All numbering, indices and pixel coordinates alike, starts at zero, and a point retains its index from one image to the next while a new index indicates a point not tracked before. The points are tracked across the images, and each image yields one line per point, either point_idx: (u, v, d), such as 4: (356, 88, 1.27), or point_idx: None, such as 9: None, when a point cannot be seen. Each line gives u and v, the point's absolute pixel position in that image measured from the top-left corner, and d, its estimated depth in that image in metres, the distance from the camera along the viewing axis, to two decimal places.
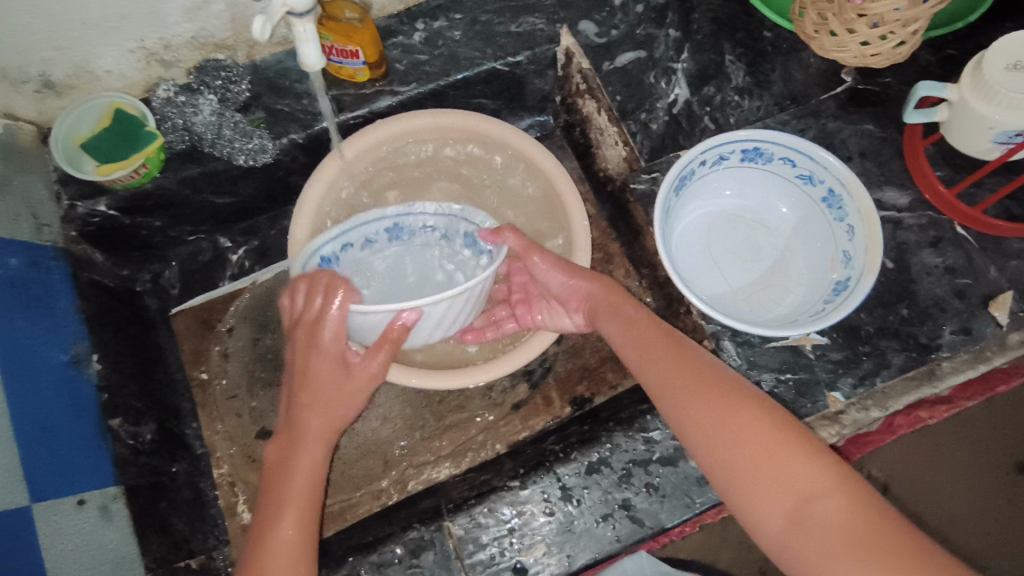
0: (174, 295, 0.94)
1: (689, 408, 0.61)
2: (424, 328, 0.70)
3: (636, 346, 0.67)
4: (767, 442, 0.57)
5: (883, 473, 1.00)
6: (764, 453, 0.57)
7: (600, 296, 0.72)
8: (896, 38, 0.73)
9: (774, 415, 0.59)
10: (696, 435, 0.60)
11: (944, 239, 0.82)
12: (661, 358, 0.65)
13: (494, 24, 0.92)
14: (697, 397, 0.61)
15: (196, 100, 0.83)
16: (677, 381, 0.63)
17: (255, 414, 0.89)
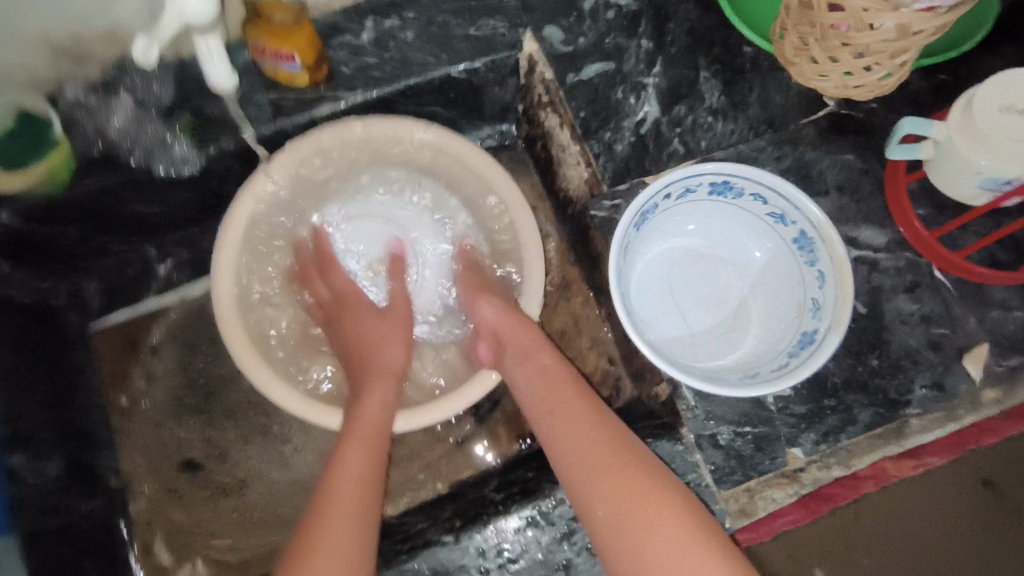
0: (95, 310, 0.87)
1: (606, 478, 0.61)
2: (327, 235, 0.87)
3: (551, 405, 0.68)
4: (672, 530, 0.56)
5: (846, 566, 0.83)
6: (663, 534, 0.56)
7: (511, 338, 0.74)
8: (881, 70, 0.66)
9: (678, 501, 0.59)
10: (610, 523, 0.59)
11: (921, 284, 0.77)
12: (576, 423, 0.65)
13: (451, 26, 0.84)
14: (618, 474, 0.61)
15: (110, 103, 0.74)
16: (590, 452, 0.63)
17: (181, 445, 0.83)
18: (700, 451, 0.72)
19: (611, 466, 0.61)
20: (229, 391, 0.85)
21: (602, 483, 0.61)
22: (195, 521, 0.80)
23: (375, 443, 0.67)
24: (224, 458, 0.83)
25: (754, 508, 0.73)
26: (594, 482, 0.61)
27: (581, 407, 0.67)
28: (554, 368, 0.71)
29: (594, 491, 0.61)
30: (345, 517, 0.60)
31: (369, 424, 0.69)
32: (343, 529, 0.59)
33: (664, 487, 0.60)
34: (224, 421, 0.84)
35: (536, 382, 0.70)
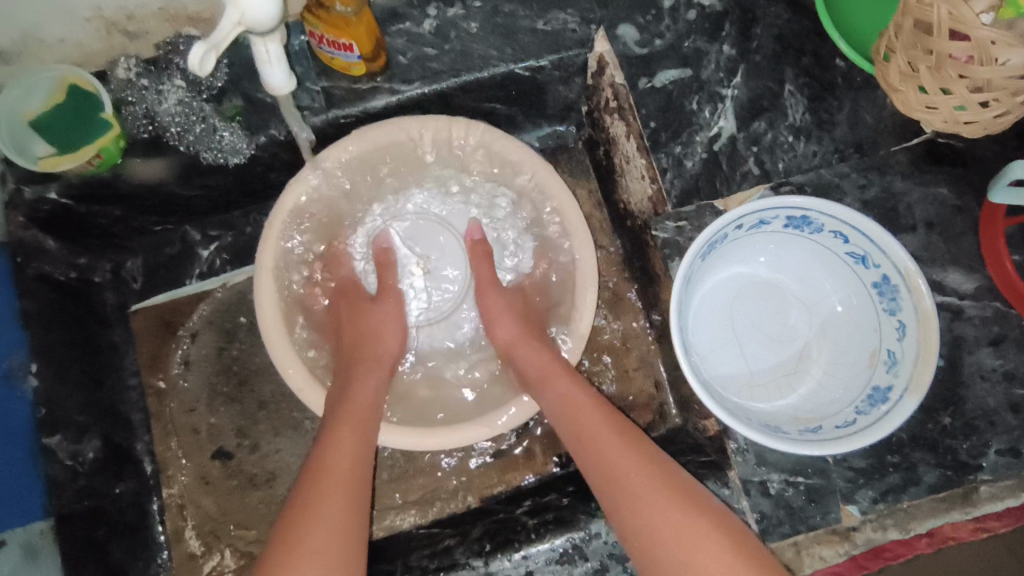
0: (136, 289, 0.85)
1: (634, 495, 0.58)
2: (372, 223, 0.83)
3: (569, 422, 0.65)
4: (707, 548, 0.54)
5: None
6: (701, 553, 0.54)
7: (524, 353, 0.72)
8: (1001, 107, 0.58)
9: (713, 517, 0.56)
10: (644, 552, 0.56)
11: (1008, 338, 0.70)
12: (595, 440, 0.63)
13: (517, 17, 0.78)
14: (641, 496, 0.58)
15: (162, 84, 0.72)
16: (614, 471, 0.60)
17: (213, 432, 0.82)
18: (746, 498, 0.68)
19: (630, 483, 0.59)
20: (264, 382, 0.84)
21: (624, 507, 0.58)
22: (222, 510, 0.80)
23: (365, 425, 0.65)
24: (255, 448, 0.82)
25: (799, 564, 0.67)
26: (621, 506, 0.59)
27: (598, 422, 0.64)
28: (570, 383, 0.68)
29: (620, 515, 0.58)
30: (338, 499, 0.58)
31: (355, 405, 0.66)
32: (341, 517, 0.57)
33: (688, 504, 0.57)
34: (258, 411, 0.83)
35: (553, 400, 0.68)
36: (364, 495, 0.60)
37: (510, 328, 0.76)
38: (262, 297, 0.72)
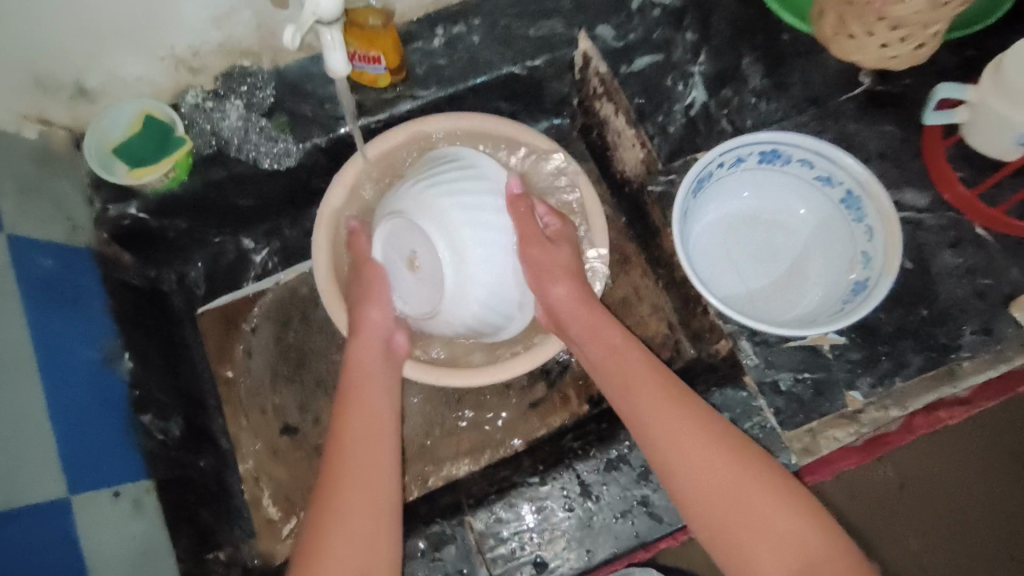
0: (200, 296, 0.96)
1: (682, 447, 0.64)
2: (399, 204, 0.75)
3: (620, 377, 0.72)
4: (756, 494, 0.61)
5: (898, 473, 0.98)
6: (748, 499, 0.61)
7: (576, 325, 0.76)
8: (915, 40, 0.74)
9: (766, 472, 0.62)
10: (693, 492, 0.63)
11: (964, 239, 0.82)
12: (647, 393, 0.69)
13: (513, 28, 0.93)
14: (695, 443, 0.64)
15: (224, 106, 0.85)
16: (665, 421, 0.66)
17: (279, 410, 0.91)
18: (763, 397, 0.77)
19: (679, 429, 0.65)
20: (320, 361, 0.93)
21: (670, 453, 0.65)
22: (294, 478, 0.88)
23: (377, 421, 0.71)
24: (317, 421, 0.91)
25: (817, 448, 0.76)
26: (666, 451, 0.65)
27: (648, 378, 0.70)
28: (617, 339, 0.75)
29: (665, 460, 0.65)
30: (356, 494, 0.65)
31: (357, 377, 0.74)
32: (358, 496, 0.65)
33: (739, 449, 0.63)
34: (316, 388, 0.92)
35: (606, 358, 0.74)
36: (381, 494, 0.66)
37: (570, 294, 0.76)
38: (320, 275, 0.83)
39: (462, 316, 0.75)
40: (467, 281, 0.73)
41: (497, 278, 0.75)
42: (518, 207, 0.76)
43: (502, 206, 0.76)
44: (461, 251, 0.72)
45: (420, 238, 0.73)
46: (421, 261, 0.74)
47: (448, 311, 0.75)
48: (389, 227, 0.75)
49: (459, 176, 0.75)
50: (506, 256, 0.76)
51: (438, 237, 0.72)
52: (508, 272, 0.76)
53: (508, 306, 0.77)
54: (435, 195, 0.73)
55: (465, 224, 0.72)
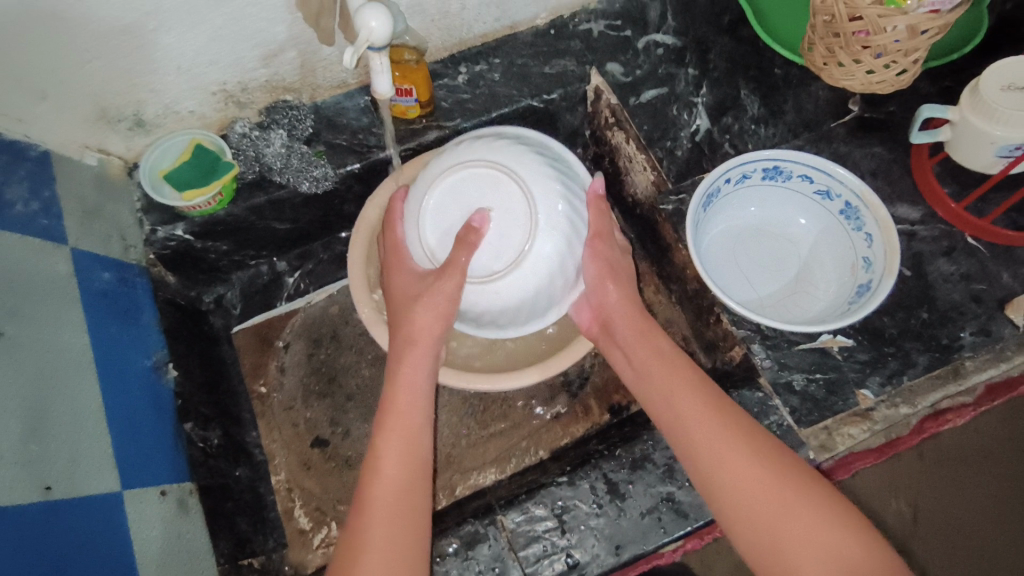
0: (236, 315, 1.01)
1: (726, 460, 0.67)
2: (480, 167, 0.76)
3: (663, 387, 0.75)
4: (802, 508, 0.62)
5: (911, 504, 1.11)
6: (785, 513, 0.62)
7: (625, 323, 0.81)
8: (898, 66, 0.82)
9: (806, 480, 0.64)
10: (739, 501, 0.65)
11: (957, 248, 0.88)
12: (690, 402, 0.72)
13: (529, 66, 1.03)
14: (738, 456, 0.67)
15: (268, 136, 0.93)
16: (710, 432, 0.69)
17: (310, 425, 0.94)
18: (778, 397, 0.81)
19: (723, 440, 0.68)
20: (350, 378, 0.97)
21: (715, 462, 0.67)
22: (326, 489, 0.91)
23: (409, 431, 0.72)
24: (347, 434, 0.94)
25: (833, 445, 0.79)
26: (711, 460, 0.67)
27: (690, 387, 0.73)
28: (666, 347, 0.78)
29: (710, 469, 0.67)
30: (388, 500, 0.67)
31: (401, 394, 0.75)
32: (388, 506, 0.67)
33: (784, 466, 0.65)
34: (346, 403, 0.95)
35: (648, 366, 0.77)
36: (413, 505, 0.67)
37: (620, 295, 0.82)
38: (356, 289, 0.88)
39: (527, 282, 0.77)
40: (545, 249, 0.76)
41: (566, 259, 0.79)
42: (596, 207, 0.82)
43: (582, 196, 0.82)
44: (549, 222, 0.76)
45: (512, 195, 0.75)
46: (492, 225, 0.75)
47: (518, 275, 0.76)
48: (462, 189, 0.76)
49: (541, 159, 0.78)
50: (578, 245, 0.80)
51: (536, 198, 0.75)
52: (575, 259, 0.80)
53: (549, 297, 0.81)
54: (524, 171, 0.76)
55: (558, 199, 0.77)
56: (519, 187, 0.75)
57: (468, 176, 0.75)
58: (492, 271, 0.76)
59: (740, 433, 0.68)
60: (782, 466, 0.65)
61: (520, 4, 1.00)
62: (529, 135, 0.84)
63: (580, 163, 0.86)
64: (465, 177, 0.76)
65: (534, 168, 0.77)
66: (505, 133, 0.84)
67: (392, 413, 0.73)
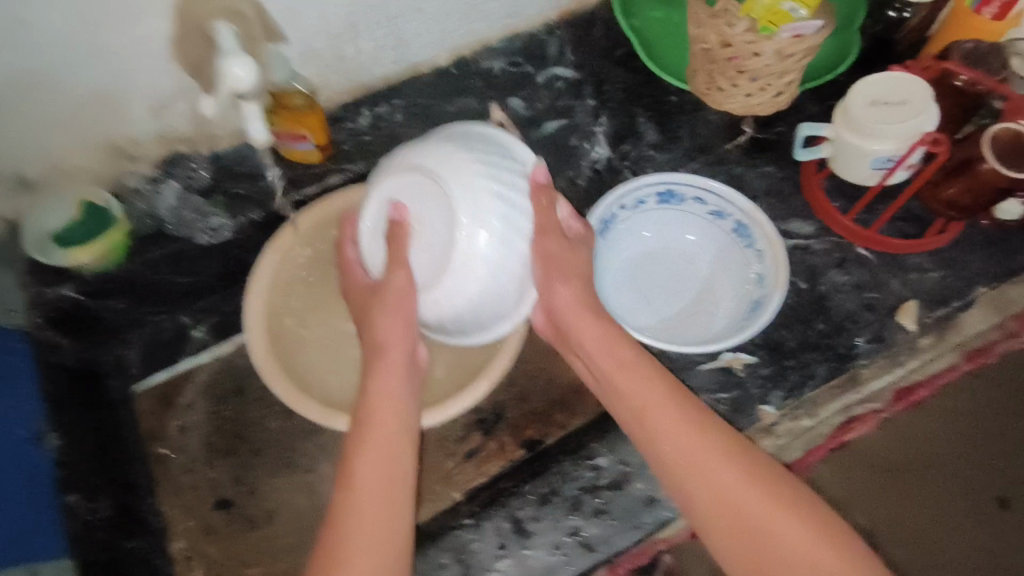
0: (135, 375, 0.95)
1: (709, 467, 0.66)
2: (404, 173, 0.74)
3: (637, 391, 0.72)
4: (791, 518, 0.62)
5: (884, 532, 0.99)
6: (769, 509, 0.63)
7: (586, 332, 0.76)
8: (772, 88, 0.86)
9: (791, 489, 0.65)
10: (728, 505, 0.64)
11: (848, 259, 0.91)
12: (671, 408, 0.69)
13: (431, 105, 1.04)
14: (723, 462, 0.66)
15: (161, 188, 0.92)
16: (694, 438, 0.67)
17: (212, 485, 0.91)
18: None
19: (705, 445, 0.67)
20: (257, 432, 0.94)
21: (699, 465, 0.66)
22: (228, 554, 0.87)
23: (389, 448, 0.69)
24: (253, 492, 0.90)
25: None
26: (698, 464, 0.66)
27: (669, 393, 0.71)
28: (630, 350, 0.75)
29: (696, 474, 0.66)
30: (373, 519, 0.64)
31: (377, 416, 0.70)
32: (366, 529, 0.64)
33: (768, 472, 0.65)
34: (252, 459, 0.92)
35: (619, 367, 0.74)
36: (391, 520, 0.65)
37: (573, 292, 0.76)
38: (254, 335, 0.84)
39: (469, 287, 0.72)
40: (480, 250, 0.71)
41: (508, 261, 0.73)
42: (540, 196, 0.75)
43: (527, 188, 0.74)
44: (479, 217, 0.71)
45: (438, 201, 0.72)
46: (425, 231, 0.74)
47: (452, 283, 0.72)
48: (395, 198, 0.75)
49: (466, 148, 0.73)
50: (523, 242, 0.74)
51: (460, 200, 0.70)
52: (522, 258, 0.74)
53: (505, 299, 0.75)
54: (447, 167, 0.71)
55: (490, 194, 0.71)
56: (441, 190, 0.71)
57: (395, 185, 0.74)
58: (432, 280, 0.74)
59: (723, 440, 0.67)
60: (762, 468, 0.66)
61: (416, 46, 1.00)
62: (473, 124, 0.77)
63: (520, 145, 0.76)
64: (393, 187, 0.75)
65: (454, 161, 0.71)
66: (446, 127, 0.78)
67: (372, 433, 0.69)
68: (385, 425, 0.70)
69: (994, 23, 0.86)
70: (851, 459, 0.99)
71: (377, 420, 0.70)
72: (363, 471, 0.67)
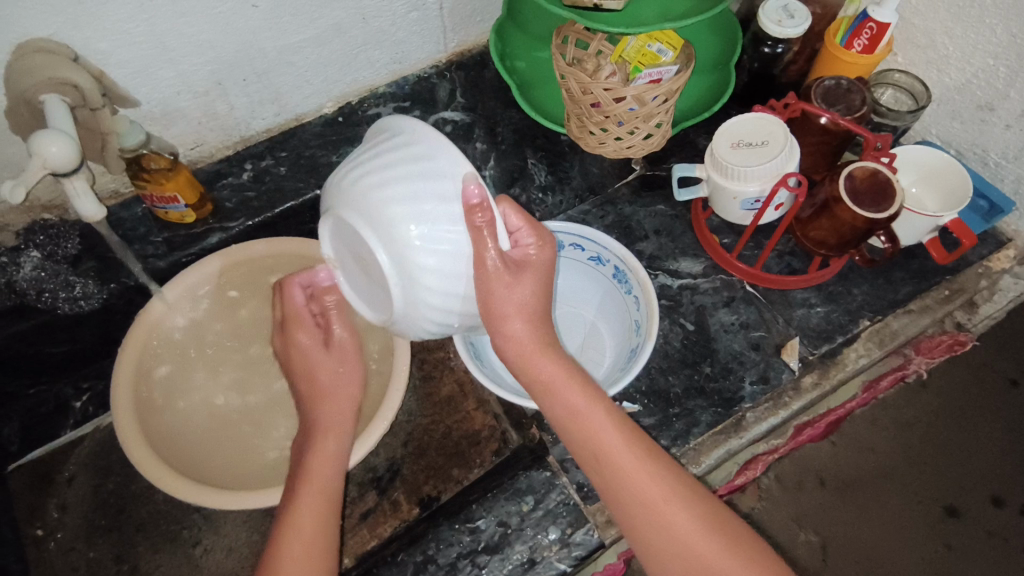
0: (12, 451, 0.92)
1: (660, 521, 0.64)
2: (332, 207, 0.62)
3: (585, 443, 0.68)
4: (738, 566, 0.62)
5: (820, 534, 1.04)
6: (718, 556, 0.63)
7: (535, 378, 0.69)
8: (642, 130, 0.85)
9: (739, 532, 0.65)
10: (677, 554, 0.63)
11: (736, 297, 0.89)
12: (628, 460, 0.66)
13: (317, 157, 1.01)
14: (674, 513, 0.64)
15: (20, 258, 0.87)
16: (647, 490, 0.65)
17: (93, 565, 0.86)
18: (565, 474, 0.82)
19: (656, 494, 0.65)
20: (141, 505, 0.89)
21: (648, 517, 0.65)
22: None
23: (323, 472, 0.72)
24: (134, 570, 0.85)
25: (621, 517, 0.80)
26: (649, 513, 0.65)
27: (623, 442, 0.67)
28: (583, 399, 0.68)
29: (647, 524, 0.65)
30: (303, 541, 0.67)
31: (316, 480, 0.71)
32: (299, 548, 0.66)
33: (717, 519, 0.65)
34: (136, 534, 0.87)
35: (569, 417, 0.68)
36: (324, 534, 0.68)
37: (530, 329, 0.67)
38: (118, 403, 0.80)
39: (420, 328, 0.65)
40: (420, 299, 0.61)
41: (452, 303, 0.62)
42: (479, 229, 0.58)
43: (460, 215, 0.58)
44: (407, 269, 0.59)
45: (365, 246, 0.61)
46: (368, 270, 0.64)
47: (400, 325, 0.66)
48: (333, 229, 0.65)
49: (384, 181, 0.58)
50: (467, 280, 0.61)
51: (383, 253, 0.59)
52: (470, 291, 0.62)
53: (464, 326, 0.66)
54: (367, 209, 0.59)
55: (413, 242, 0.58)
56: (362, 236, 0.59)
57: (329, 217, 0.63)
58: (385, 315, 0.67)
59: (677, 485, 0.66)
60: (709, 513, 0.65)
61: (298, 97, 0.98)
62: (402, 128, 0.60)
63: (455, 153, 0.58)
64: (327, 216, 0.64)
65: (373, 203, 0.58)
66: (382, 133, 0.63)
67: (310, 464, 0.72)
68: (318, 490, 0.70)
69: (865, 56, 0.85)
70: (798, 471, 1.07)
71: (314, 451, 0.73)
72: (299, 494, 0.70)
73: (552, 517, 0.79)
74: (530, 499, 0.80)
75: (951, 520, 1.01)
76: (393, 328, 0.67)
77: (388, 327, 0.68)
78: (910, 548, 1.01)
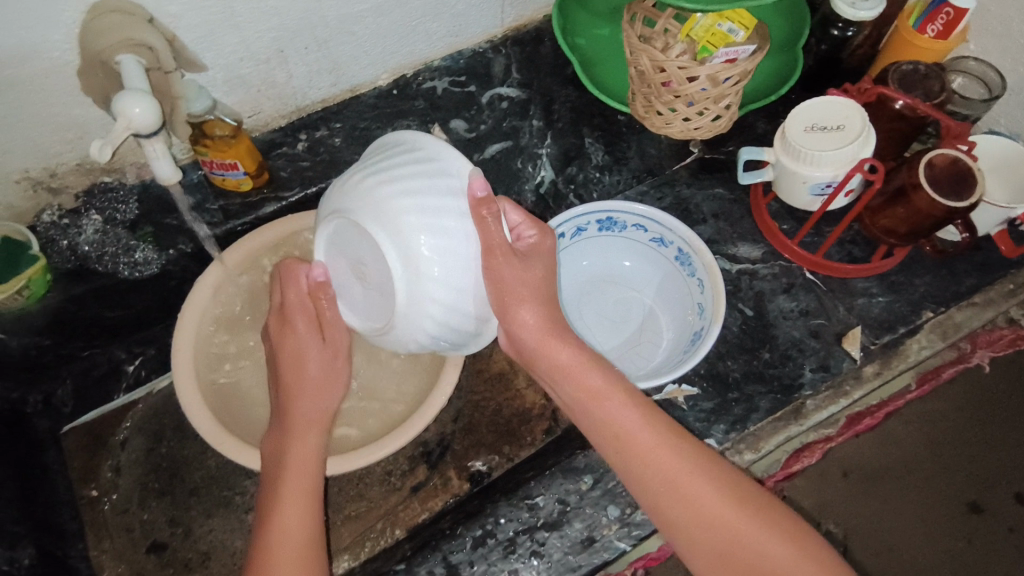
0: (66, 413, 0.92)
1: (683, 493, 0.63)
2: (336, 214, 0.66)
3: (602, 421, 0.67)
4: (765, 536, 0.60)
5: (841, 525, 0.98)
6: (744, 526, 0.61)
7: (552, 357, 0.69)
8: (711, 112, 0.85)
9: (767, 502, 0.63)
10: (700, 526, 0.62)
11: (796, 284, 0.88)
12: (645, 435, 0.66)
13: (371, 129, 0.99)
14: (696, 485, 0.63)
15: (82, 221, 0.88)
16: (666, 464, 0.64)
17: (146, 528, 0.87)
18: None
19: (676, 469, 0.64)
20: (193, 470, 0.90)
21: (670, 491, 0.63)
22: None
23: (307, 484, 0.69)
24: (188, 534, 0.86)
25: None
26: (670, 486, 0.63)
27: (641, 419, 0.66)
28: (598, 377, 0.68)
29: (668, 499, 0.63)
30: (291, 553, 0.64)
31: (296, 483, 0.68)
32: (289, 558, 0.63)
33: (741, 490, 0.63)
34: (189, 499, 0.88)
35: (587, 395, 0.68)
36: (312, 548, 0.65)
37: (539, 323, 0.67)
38: (180, 371, 0.80)
39: (422, 332, 0.65)
40: (423, 296, 0.62)
41: (457, 301, 0.63)
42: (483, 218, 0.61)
43: (464, 208, 0.61)
44: (410, 262, 0.61)
45: (371, 244, 0.64)
46: (372, 273, 0.66)
47: (401, 330, 0.66)
48: (337, 236, 0.68)
49: (388, 180, 0.62)
50: (470, 275, 0.63)
51: (390, 248, 0.61)
52: (474, 286, 0.63)
53: (466, 333, 0.67)
54: (372, 207, 0.62)
55: (417, 234, 0.60)
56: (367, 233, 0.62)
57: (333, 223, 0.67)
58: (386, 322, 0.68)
59: (698, 458, 0.65)
60: (735, 485, 0.63)
61: (355, 68, 0.97)
62: (406, 137, 0.65)
63: (455, 153, 0.62)
64: (331, 224, 0.67)
65: (378, 199, 0.62)
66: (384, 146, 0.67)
67: (296, 473, 0.69)
68: (300, 497, 0.68)
69: (939, 42, 0.84)
70: (822, 465, 1.00)
71: (297, 459, 0.70)
72: (284, 506, 0.67)
73: (611, 497, 0.79)
74: (589, 478, 0.80)
75: (975, 517, 0.97)
76: (393, 335, 0.68)
77: (388, 336, 0.68)
78: (937, 551, 0.96)
